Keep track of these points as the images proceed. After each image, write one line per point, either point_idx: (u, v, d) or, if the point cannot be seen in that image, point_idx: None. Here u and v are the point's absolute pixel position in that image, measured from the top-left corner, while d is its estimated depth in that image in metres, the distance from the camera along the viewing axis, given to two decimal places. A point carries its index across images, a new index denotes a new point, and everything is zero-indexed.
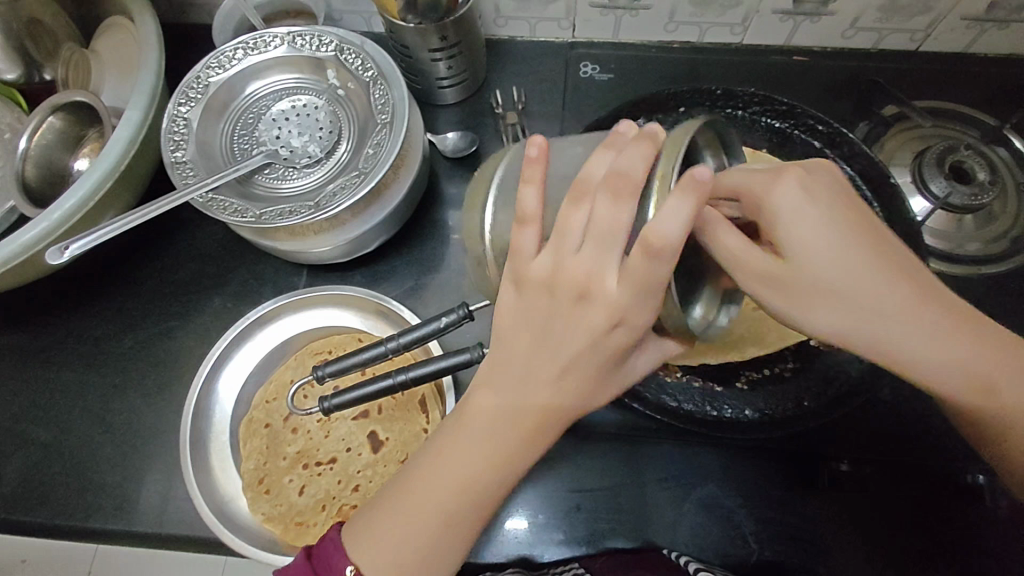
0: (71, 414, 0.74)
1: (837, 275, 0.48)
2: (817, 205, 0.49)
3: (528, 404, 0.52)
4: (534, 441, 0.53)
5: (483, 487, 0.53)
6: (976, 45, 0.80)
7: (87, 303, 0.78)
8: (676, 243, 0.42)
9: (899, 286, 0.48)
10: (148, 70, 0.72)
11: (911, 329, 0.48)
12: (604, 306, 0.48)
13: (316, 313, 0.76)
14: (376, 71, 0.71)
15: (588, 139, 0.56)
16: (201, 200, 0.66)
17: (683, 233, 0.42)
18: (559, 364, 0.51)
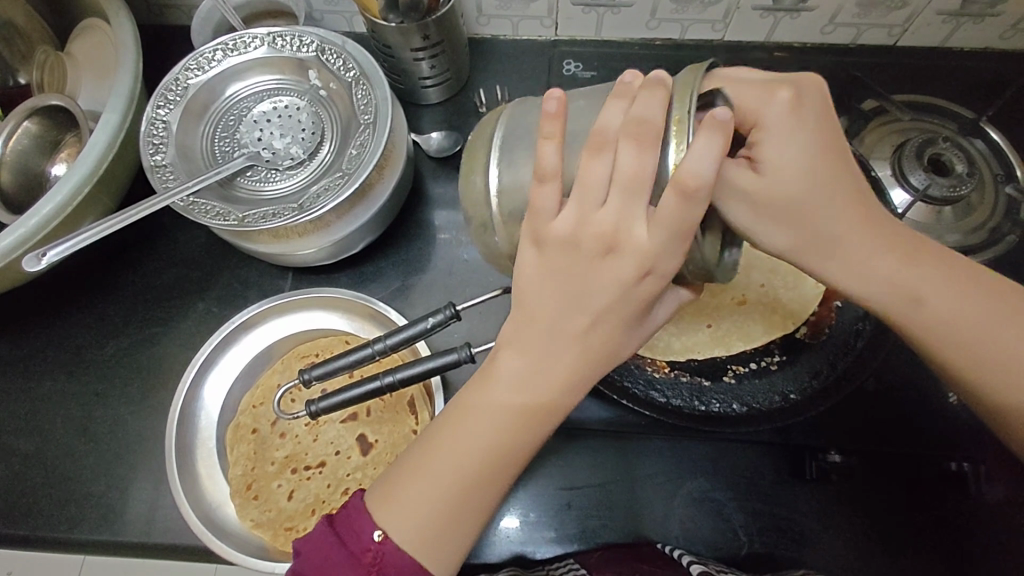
0: (53, 423, 0.73)
1: (789, 185, 0.48)
2: (797, 119, 0.48)
3: (560, 359, 0.50)
4: (567, 394, 0.51)
5: (511, 441, 0.50)
6: (952, 40, 0.81)
7: (68, 310, 0.76)
8: (706, 184, 0.42)
9: (841, 206, 0.50)
10: (125, 72, 0.71)
11: (873, 259, 0.51)
12: (636, 253, 0.47)
13: (302, 316, 0.75)
14: (358, 71, 0.70)
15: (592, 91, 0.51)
16: (181, 204, 0.65)
17: (713, 171, 0.42)
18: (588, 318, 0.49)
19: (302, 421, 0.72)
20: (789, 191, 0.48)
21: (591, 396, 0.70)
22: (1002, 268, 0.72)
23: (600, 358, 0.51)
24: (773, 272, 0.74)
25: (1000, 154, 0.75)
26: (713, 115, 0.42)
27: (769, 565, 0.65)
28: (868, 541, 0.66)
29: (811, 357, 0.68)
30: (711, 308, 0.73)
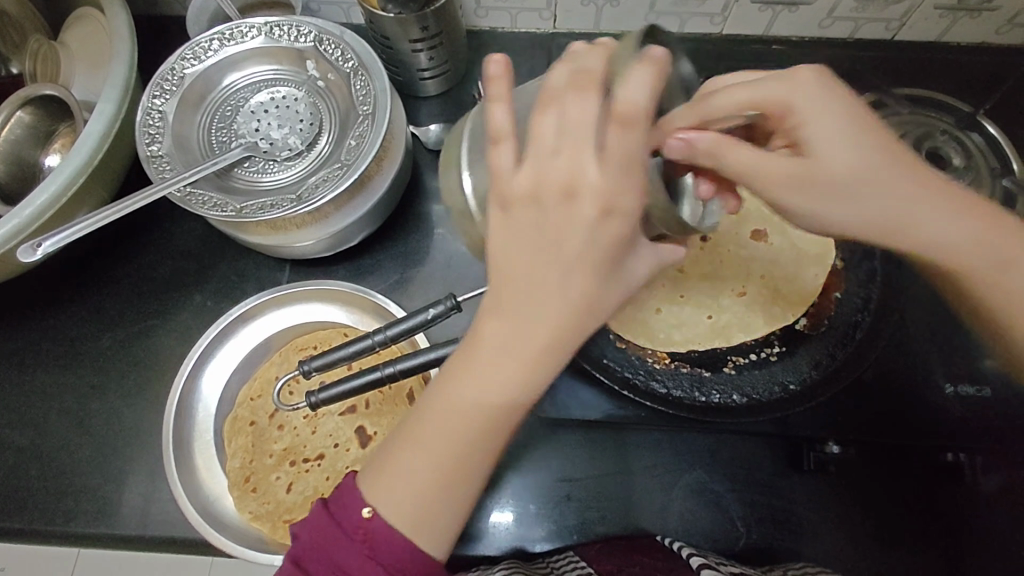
0: (48, 417, 0.72)
1: (856, 166, 0.50)
2: (838, 103, 0.50)
3: (538, 321, 0.46)
4: (552, 357, 0.47)
5: (500, 399, 0.47)
6: (948, 34, 0.81)
7: (63, 303, 0.76)
8: (642, 113, 0.41)
9: (914, 178, 0.52)
10: (120, 62, 0.70)
11: (955, 219, 0.53)
12: (596, 191, 0.43)
13: (299, 309, 0.74)
14: (356, 62, 0.70)
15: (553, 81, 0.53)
16: (178, 195, 0.64)
17: (648, 99, 0.41)
18: (562, 266, 0.45)
19: (300, 413, 0.71)
20: (841, 174, 0.50)
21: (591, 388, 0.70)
22: None
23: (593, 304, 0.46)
24: (774, 263, 0.74)
25: (997, 147, 0.75)
26: (650, 54, 0.42)
27: (766, 556, 0.66)
28: (866, 530, 0.66)
29: (810, 348, 0.68)
30: (711, 299, 0.74)
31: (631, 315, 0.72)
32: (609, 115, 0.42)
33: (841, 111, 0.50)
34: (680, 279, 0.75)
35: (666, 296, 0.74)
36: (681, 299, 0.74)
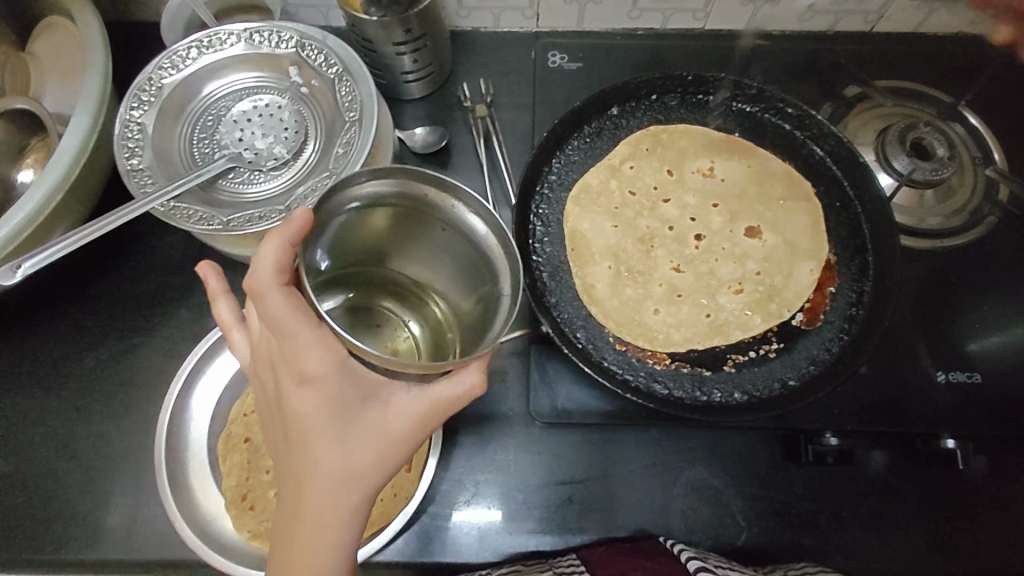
0: (33, 442, 0.70)
1: None
2: None
3: (312, 486, 0.49)
4: (335, 513, 0.49)
5: (325, 561, 0.49)
6: (925, 26, 0.82)
7: (43, 324, 0.73)
8: (268, 279, 0.47)
9: None
10: (94, 73, 0.68)
11: None
12: (294, 360, 0.48)
13: None
14: (341, 67, 0.69)
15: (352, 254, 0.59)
16: (162, 209, 0.63)
17: (273, 269, 0.47)
18: (320, 434, 0.49)
19: None
20: None
21: (589, 389, 0.70)
22: (982, 249, 0.74)
23: (370, 449, 0.50)
24: (768, 260, 0.76)
25: (979, 137, 0.78)
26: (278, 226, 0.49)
27: (768, 548, 0.67)
28: (863, 518, 0.67)
29: (807, 343, 0.69)
30: (709, 297, 0.75)
31: (632, 316, 0.72)
32: (256, 294, 0.48)
33: None
34: (678, 278, 0.76)
35: (664, 296, 0.75)
36: (680, 299, 0.74)
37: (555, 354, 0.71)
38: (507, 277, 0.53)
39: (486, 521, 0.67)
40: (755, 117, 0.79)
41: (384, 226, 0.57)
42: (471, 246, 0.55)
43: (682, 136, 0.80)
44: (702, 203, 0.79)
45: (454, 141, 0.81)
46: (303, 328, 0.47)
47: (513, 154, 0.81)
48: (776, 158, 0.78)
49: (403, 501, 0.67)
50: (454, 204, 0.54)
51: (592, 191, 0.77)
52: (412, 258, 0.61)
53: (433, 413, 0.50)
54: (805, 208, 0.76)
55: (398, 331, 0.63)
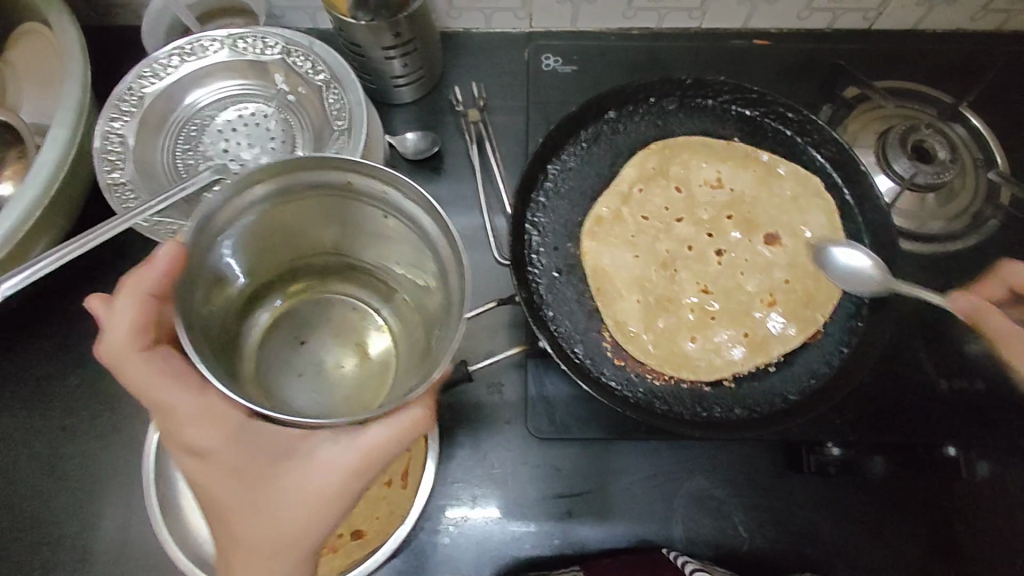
0: (18, 462, 0.68)
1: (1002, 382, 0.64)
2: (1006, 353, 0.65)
3: (237, 552, 0.49)
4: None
5: None
6: (925, 22, 0.81)
7: (26, 340, 0.71)
8: (125, 347, 0.50)
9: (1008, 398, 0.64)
10: (72, 83, 0.66)
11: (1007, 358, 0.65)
12: (184, 431, 0.50)
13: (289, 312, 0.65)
14: (328, 74, 0.67)
15: (285, 242, 0.60)
16: (145, 224, 0.62)
17: (125, 333, 0.50)
18: (234, 499, 0.50)
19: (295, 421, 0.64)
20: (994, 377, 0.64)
21: (587, 399, 0.69)
22: (983, 252, 0.73)
23: (298, 508, 0.50)
24: (793, 266, 0.74)
25: (981, 138, 0.77)
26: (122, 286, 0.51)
27: (771, 558, 0.66)
28: (865, 526, 0.66)
29: (808, 355, 0.70)
30: (743, 315, 0.73)
31: (668, 347, 0.70)
32: (120, 364, 0.50)
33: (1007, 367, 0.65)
34: (708, 301, 0.74)
35: (688, 323, 0.73)
36: (713, 322, 0.72)
37: (553, 366, 0.70)
38: (455, 275, 0.52)
39: (483, 536, 0.66)
40: (756, 121, 0.77)
41: (325, 216, 0.58)
42: (415, 235, 0.56)
43: (684, 148, 0.78)
44: (716, 216, 0.77)
45: (446, 147, 0.79)
46: (181, 391, 0.50)
47: (507, 160, 0.79)
48: (775, 158, 0.76)
49: (399, 520, 0.65)
50: (384, 189, 0.54)
51: (606, 223, 0.75)
52: (365, 245, 0.61)
53: (362, 461, 0.50)
54: (820, 204, 0.74)
55: (371, 320, 0.66)
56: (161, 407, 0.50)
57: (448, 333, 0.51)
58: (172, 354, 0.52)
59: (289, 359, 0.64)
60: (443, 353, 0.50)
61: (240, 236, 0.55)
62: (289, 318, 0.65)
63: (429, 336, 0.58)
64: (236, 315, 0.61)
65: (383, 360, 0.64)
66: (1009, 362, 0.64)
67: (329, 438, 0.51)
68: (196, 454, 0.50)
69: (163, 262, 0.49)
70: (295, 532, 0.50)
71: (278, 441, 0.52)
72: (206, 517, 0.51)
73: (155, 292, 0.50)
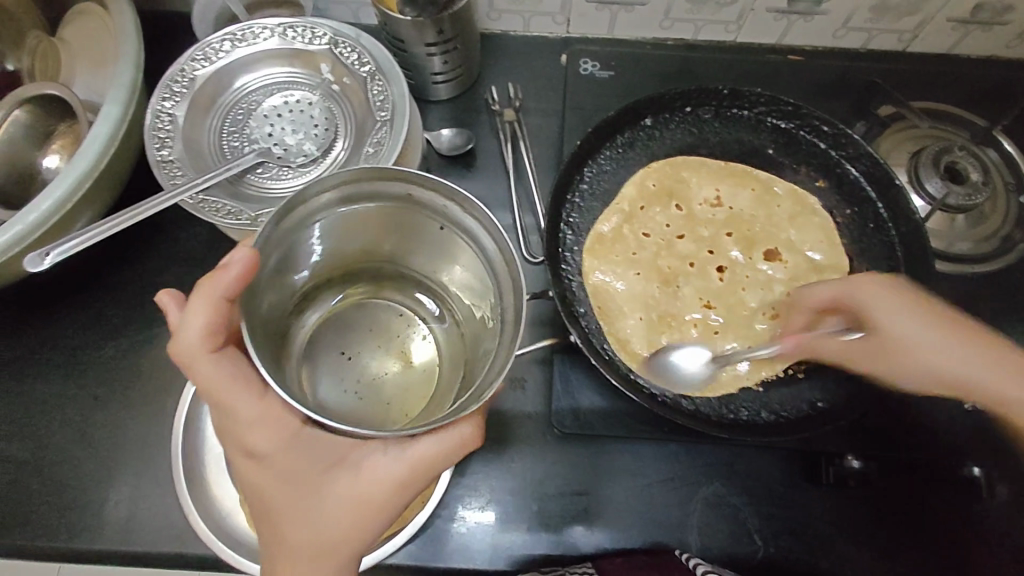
0: (48, 428, 0.69)
1: (916, 337, 0.61)
2: (909, 309, 0.62)
3: (288, 551, 0.52)
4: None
5: None
6: (959, 47, 0.82)
7: (62, 310, 0.73)
8: (196, 347, 0.50)
9: (959, 336, 0.61)
10: (126, 63, 0.67)
11: (938, 332, 0.61)
12: (242, 432, 0.51)
13: (336, 320, 0.66)
14: (374, 66, 0.69)
15: (338, 246, 0.61)
16: (191, 201, 0.63)
17: (196, 338, 0.50)
18: (287, 500, 0.52)
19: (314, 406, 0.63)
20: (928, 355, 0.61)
21: (608, 398, 0.70)
22: (1012, 276, 0.73)
23: (343, 515, 0.52)
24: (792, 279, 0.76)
25: (1012, 163, 0.77)
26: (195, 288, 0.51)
27: (783, 568, 0.66)
28: (877, 542, 0.67)
29: None
30: (746, 327, 0.75)
31: (672, 363, 0.72)
32: (189, 362, 0.51)
33: (905, 302, 0.63)
34: (710, 316, 0.75)
35: (700, 335, 0.74)
36: (716, 335, 0.74)
37: (577, 363, 0.71)
38: (509, 294, 0.53)
39: (497, 528, 0.67)
40: (790, 133, 0.78)
41: (384, 224, 0.59)
42: (470, 248, 0.57)
43: (683, 167, 0.80)
44: (716, 233, 0.79)
45: (480, 145, 0.80)
46: (245, 395, 0.51)
47: (540, 161, 0.80)
48: (772, 177, 0.79)
49: (418, 507, 0.66)
50: (445, 204, 0.55)
51: (605, 242, 0.76)
52: (416, 253, 0.62)
53: (410, 475, 0.52)
54: (816, 222, 0.77)
55: (416, 328, 0.67)
56: (224, 408, 0.51)
57: (500, 352, 0.52)
58: (238, 357, 0.52)
59: (332, 365, 0.65)
60: (491, 374, 0.51)
61: (302, 236, 0.57)
62: (335, 324, 0.66)
63: (477, 350, 0.59)
64: (287, 314, 0.61)
65: (426, 368, 0.65)
66: (883, 292, 0.63)
67: (378, 448, 0.53)
68: (254, 457, 0.52)
69: (239, 267, 0.49)
70: (347, 535, 0.52)
71: (328, 446, 0.53)
72: (256, 513, 0.54)
73: (229, 297, 0.50)
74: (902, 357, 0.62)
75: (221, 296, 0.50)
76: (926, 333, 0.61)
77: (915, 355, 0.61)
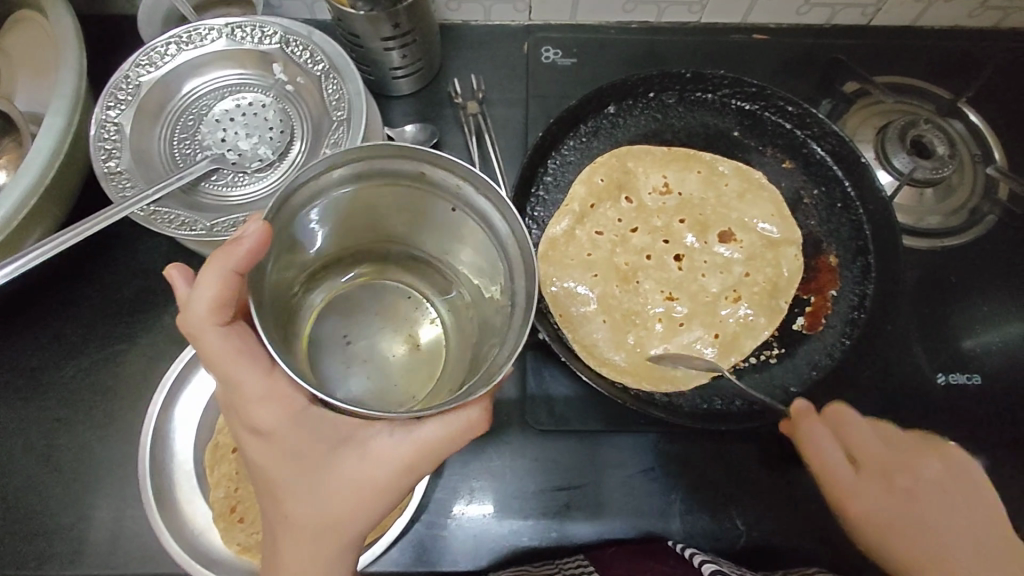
0: (11, 454, 0.67)
1: (880, 482, 0.57)
2: (874, 436, 0.60)
3: (290, 528, 0.50)
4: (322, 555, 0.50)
5: None
6: (922, 19, 0.81)
7: (19, 331, 0.70)
8: (205, 320, 0.48)
9: (927, 499, 0.57)
10: (68, 71, 0.65)
11: (913, 495, 0.57)
12: (246, 408, 0.49)
13: (345, 301, 0.64)
14: (327, 64, 0.67)
15: (348, 224, 0.58)
16: (142, 214, 0.61)
17: (205, 309, 0.48)
18: (288, 479, 0.50)
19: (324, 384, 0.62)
20: (886, 525, 0.56)
21: (585, 393, 0.69)
22: (982, 248, 0.73)
23: (347, 495, 0.50)
24: (751, 258, 0.77)
25: (978, 134, 0.77)
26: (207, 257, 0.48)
27: (767, 551, 0.66)
28: None
29: (807, 347, 0.71)
30: (709, 314, 0.75)
31: (641, 360, 0.73)
32: (196, 335, 0.49)
33: (873, 436, 0.60)
34: (675, 308, 0.76)
35: (666, 329, 0.75)
36: (682, 327, 0.75)
37: (551, 359, 0.70)
38: (520, 278, 0.51)
39: (476, 529, 0.66)
40: (754, 115, 0.77)
41: (396, 206, 0.57)
42: (479, 228, 0.54)
43: (628, 157, 0.78)
44: (669, 221, 0.79)
45: (445, 139, 0.78)
46: (251, 372, 0.49)
47: (506, 154, 0.79)
48: (716, 156, 0.79)
49: (397, 512, 0.65)
50: (459, 184, 0.52)
51: (559, 246, 0.76)
52: (429, 236, 0.60)
53: (414, 458, 0.50)
54: (767, 196, 0.77)
55: (423, 310, 0.65)
56: (229, 384, 0.49)
57: (509, 335, 0.50)
58: (249, 333, 0.50)
59: (341, 343, 0.64)
60: (500, 359, 0.49)
61: (307, 218, 0.54)
62: (343, 304, 0.64)
63: (483, 336, 0.56)
64: (294, 294, 0.59)
65: (432, 350, 0.64)
66: (866, 430, 0.60)
67: (384, 429, 0.51)
68: (259, 433, 0.50)
69: (251, 242, 0.47)
70: (351, 515, 0.51)
71: (333, 427, 0.52)
72: (258, 491, 0.52)
73: (240, 271, 0.48)
74: (866, 484, 0.57)
75: (232, 269, 0.47)
76: (889, 495, 0.57)
77: (865, 491, 0.57)
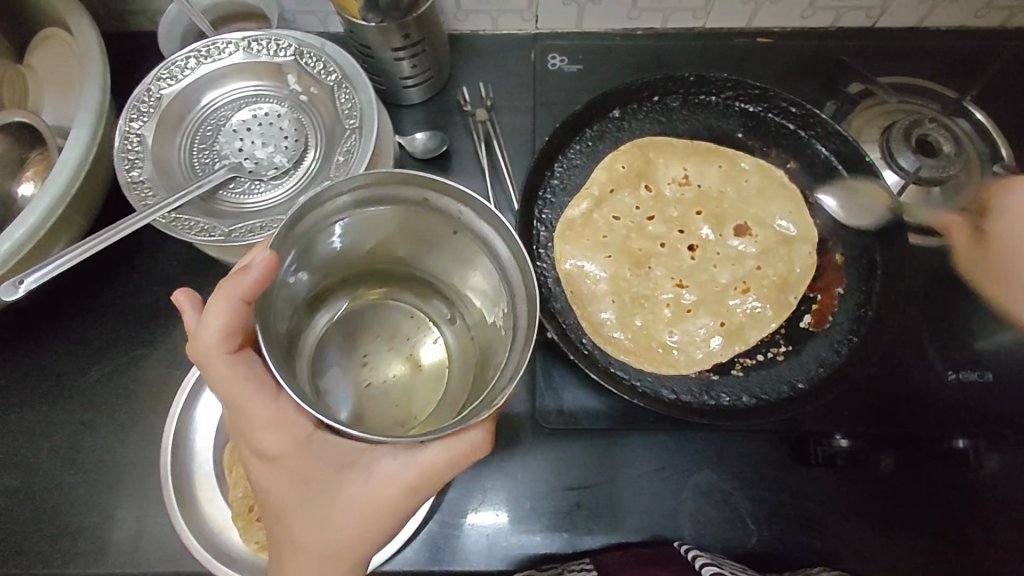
0: (38, 456, 0.70)
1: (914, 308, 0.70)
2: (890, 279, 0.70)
3: (296, 551, 0.52)
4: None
5: None
6: (928, 20, 0.82)
7: (45, 337, 0.73)
8: (214, 348, 0.49)
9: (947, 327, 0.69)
10: (93, 87, 0.67)
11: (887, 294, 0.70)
12: (254, 434, 0.51)
13: (348, 324, 0.65)
14: (339, 75, 0.69)
15: (351, 250, 0.59)
16: (163, 221, 0.63)
17: (213, 338, 0.49)
18: (294, 503, 0.52)
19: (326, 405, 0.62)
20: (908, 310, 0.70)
21: (594, 393, 0.70)
22: None
23: (351, 517, 0.52)
24: (766, 253, 0.77)
25: (984, 133, 0.77)
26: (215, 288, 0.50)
27: (778, 550, 0.66)
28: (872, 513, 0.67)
29: (815, 344, 0.71)
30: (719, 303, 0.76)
31: (647, 340, 0.73)
32: (205, 363, 0.50)
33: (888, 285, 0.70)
34: (683, 296, 0.76)
35: (673, 316, 0.75)
36: (689, 314, 0.75)
37: (560, 360, 0.71)
38: (523, 299, 0.52)
39: (488, 528, 0.67)
40: (758, 117, 0.79)
41: (400, 231, 0.58)
42: (480, 252, 0.56)
43: (650, 148, 0.80)
44: (685, 212, 0.79)
45: (455, 146, 0.80)
46: (259, 399, 0.50)
47: (515, 159, 0.80)
48: (739, 152, 0.80)
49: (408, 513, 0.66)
50: (461, 210, 0.55)
51: (576, 225, 0.77)
52: (431, 260, 0.61)
53: (418, 480, 0.52)
54: (787, 194, 0.78)
55: (428, 330, 0.66)
56: (239, 410, 0.51)
57: (513, 354, 0.51)
58: (255, 360, 0.51)
59: (345, 367, 0.64)
60: (502, 381, 0.50)
61: (313, 242, 0.55)
62: (347, 327, 0.65)
63: (488, 354, 0.57)
64: (299, 317, 0.60)
65: (435, 370, 0.64)
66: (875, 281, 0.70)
67: (388, 452, 0.53)
68: (266, 458, 0.52)
69: (259, 272, 0.48)
70: (356, 537, 0.52)
71: (338, 450, 0.53)
72: (265, 512, 0.54)
73: (247, 300, 0.49)
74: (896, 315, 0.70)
75: (239, 298, 0.49)
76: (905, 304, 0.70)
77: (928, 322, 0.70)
